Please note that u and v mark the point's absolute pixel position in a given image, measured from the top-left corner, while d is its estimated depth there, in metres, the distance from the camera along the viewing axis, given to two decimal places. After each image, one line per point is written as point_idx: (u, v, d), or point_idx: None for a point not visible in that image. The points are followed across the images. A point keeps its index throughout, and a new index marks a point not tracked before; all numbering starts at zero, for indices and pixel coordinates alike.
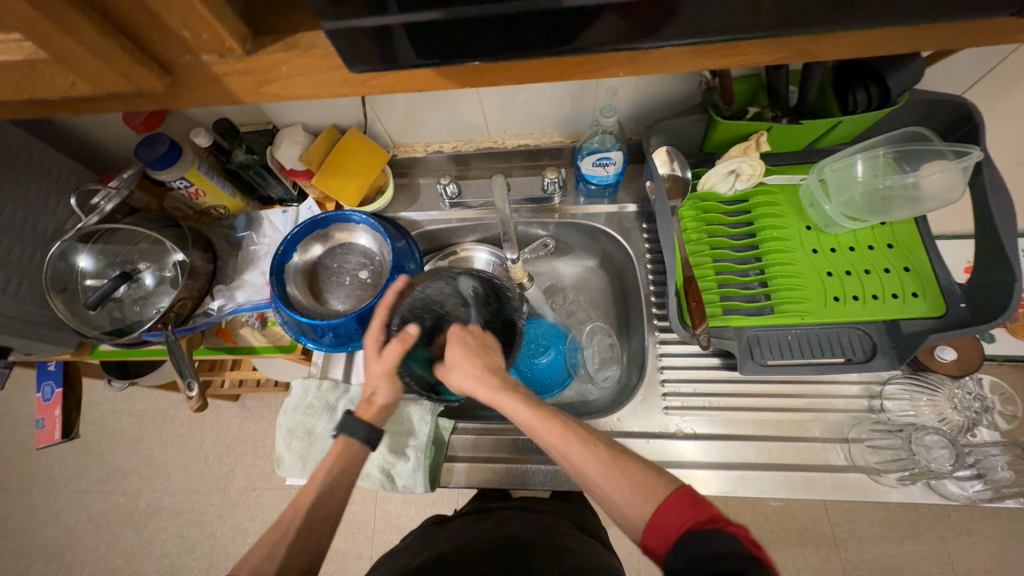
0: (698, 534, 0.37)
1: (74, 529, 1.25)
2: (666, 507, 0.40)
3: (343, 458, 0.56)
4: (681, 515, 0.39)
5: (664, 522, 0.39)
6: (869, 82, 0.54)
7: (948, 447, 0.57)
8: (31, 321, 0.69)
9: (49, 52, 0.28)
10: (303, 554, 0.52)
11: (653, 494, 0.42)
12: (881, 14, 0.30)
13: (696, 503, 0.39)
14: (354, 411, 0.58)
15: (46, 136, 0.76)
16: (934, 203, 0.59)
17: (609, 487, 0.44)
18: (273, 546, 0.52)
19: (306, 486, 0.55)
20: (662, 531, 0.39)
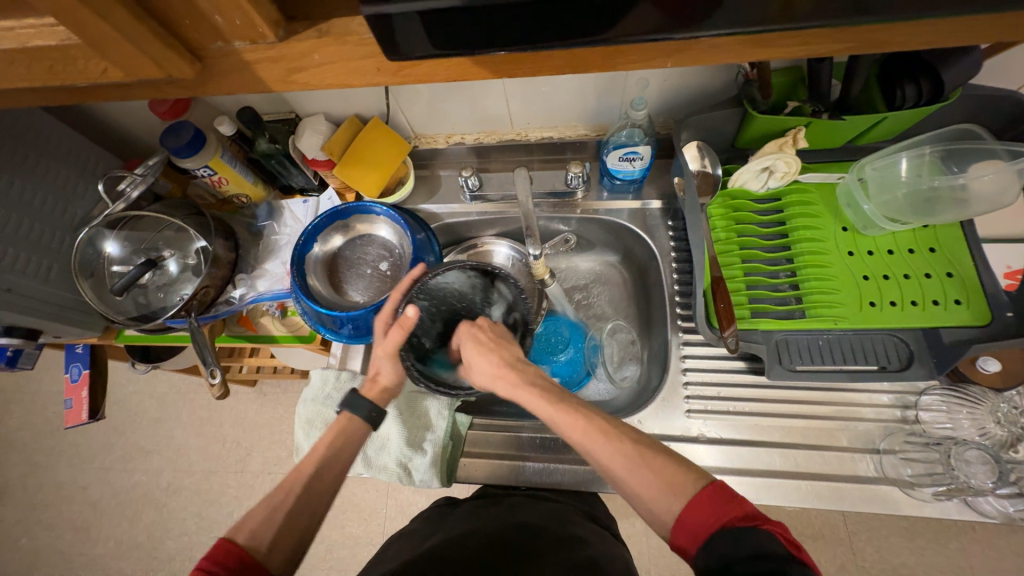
0: (728, 535, 0.35)
1: (98, 505, 1.29)
2: (698, 504, 0.37)
3: (346, 433, 0.57)
4: (712, 514, 0.36)
5: (694, 520, 0.37)
6: (920, 76, 0.50)
7: (990, 463, 0.55)
8: (59, 304, 0.70)
9: (83, 37, 0.28)
10: (302, 521, 0.50)
11: (682, 487, 0.40)
12: (957, 2, 0.28)
13: (728, 501, 0.37)
14: (360, 390, 0.60)
15: (75, 122, 0.77)
16: (984, 206, 0.55)
17: (636, 480, 0.42)
18: (271, 513, 0.49)
19: (307, 456, 0.55)
20: (690, 530, 0.37)
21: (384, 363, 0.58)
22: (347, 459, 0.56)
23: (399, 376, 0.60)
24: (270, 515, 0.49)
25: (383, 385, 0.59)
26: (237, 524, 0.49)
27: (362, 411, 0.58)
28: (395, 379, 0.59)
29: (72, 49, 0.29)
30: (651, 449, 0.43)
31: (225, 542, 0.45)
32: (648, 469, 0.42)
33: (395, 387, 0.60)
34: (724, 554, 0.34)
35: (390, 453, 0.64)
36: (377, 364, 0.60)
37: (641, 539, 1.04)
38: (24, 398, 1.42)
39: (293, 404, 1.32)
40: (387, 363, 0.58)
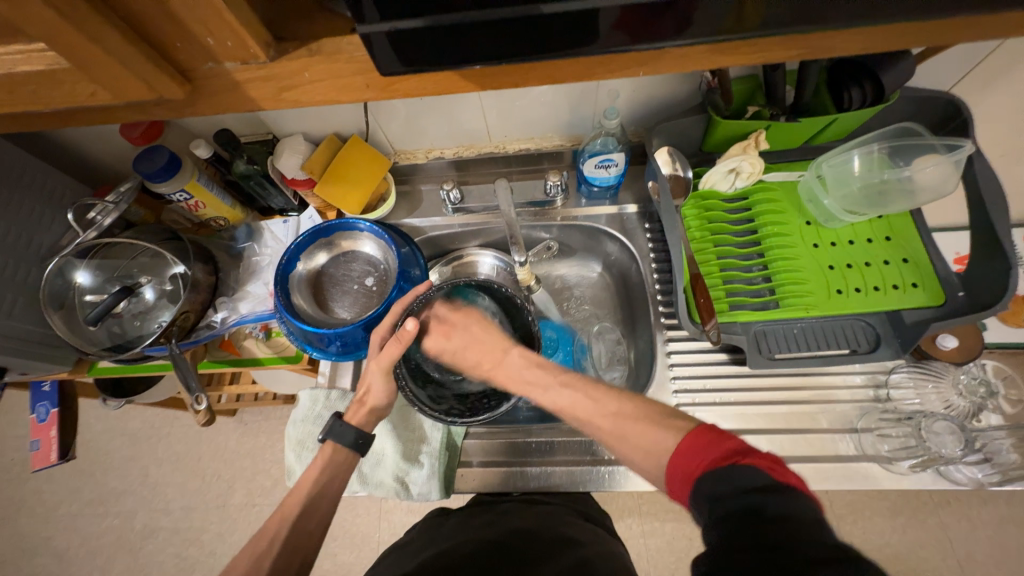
0: (713, 472, 0.33)
1: (66, 555, 1.21)
2: (685, 449, 0.37)
3: (332, 463, 0.57)
4: (695, 456, 0.35)
5: (681, 465, 0.36)
6: (864, 79, 0.55)
7: (956, 432, 0.59)
8: (26, 338, 0.67)
9: (73, 62, 0.28)
10: (293, 563, 0.50)
11: (678, 435, 0.39)
12: (890, 10, 0.31)
13: (717, 439, 0.36)
14: (345, 416, 0.59)
15: (40, 151, 0.75)
16: (929, 194, 0.60)
17: (631, 431, 0.43)
18: (257, 558, 0.50)
19: (293, 495, 0.55)
20: (679, 477, 0.36)
21: (374, 379, 0.58)
22: (336, 489, 0.56)
23: (387, 396, 0.59)
24: (256, 563, 0.50)
25: (371, 405, 0.59)
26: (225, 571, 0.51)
27: (342, 438, 0.57)
28: (383, 398, 0.59)
29: (60, 73, 0.29)
30: (652, 411, 0.44)
31: None
32: (640, 424, 0.43)
33: (383, 408, 0.60)
34: (710, 492, 0.33)
35: (387, 468, 0.63)
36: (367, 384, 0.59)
37: (639, 541, 1.04)
38: None
39: (275, 432, 1.28)
40: (380, 380, 0.57)
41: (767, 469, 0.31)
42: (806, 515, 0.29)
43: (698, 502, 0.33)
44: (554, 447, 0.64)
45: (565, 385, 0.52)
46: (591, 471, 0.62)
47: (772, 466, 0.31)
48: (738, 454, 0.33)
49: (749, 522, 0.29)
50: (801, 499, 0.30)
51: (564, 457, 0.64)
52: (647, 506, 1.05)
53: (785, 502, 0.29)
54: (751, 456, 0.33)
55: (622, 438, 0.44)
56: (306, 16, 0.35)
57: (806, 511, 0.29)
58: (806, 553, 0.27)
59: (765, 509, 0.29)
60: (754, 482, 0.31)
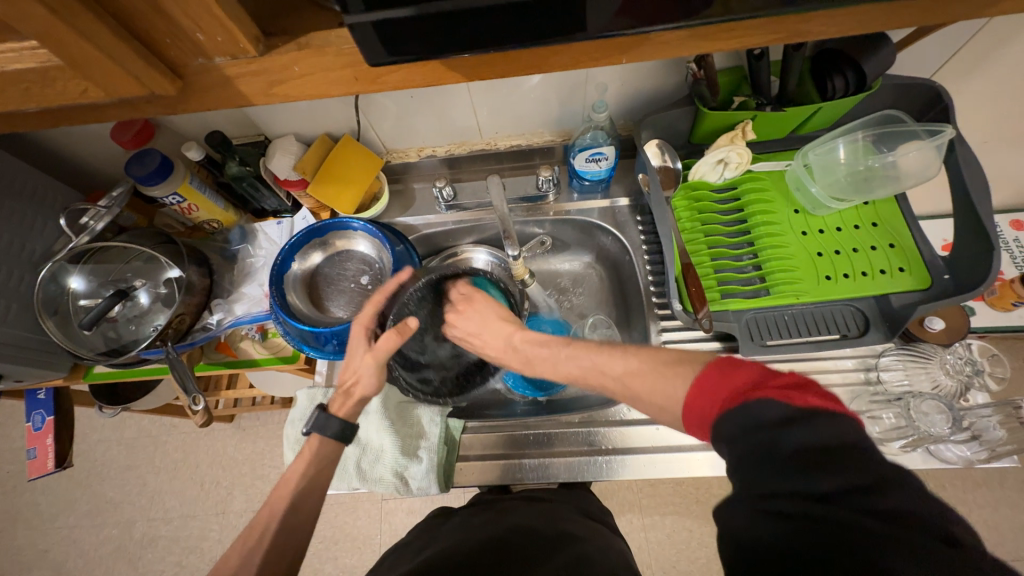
0: (727, 410, 0.34)
1: (65, 566, 1.20)
2: (698, 391, 0.37)
3: (318, 457, 0.57)
4: (711, 395, 0.36)
5: (697, 406, 0.37)
6: (846, 69, 0.56)
7: (944, 411, 0.61)
8: (20, 345, 0.67)
9: (65, 59, 0.28)
10: (284, 554, 0.51)
11: (686, 379, 0.40)
12: None
13: (726, 375, 0.36)
14: (330, 407, 0.58)
15: (32, 157, 0.75)
16: (913, 180, 0.61)
17: (639, 387, 0.44)
18: (249, 551, 0.51)
19: (280, 489, 0.55)
20: (698, 415, 0.37)
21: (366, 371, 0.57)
22: (324, 481, 0.56)
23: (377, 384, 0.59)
24: (247, 556, 0.51)
25: (361, 396, 0.59)
26: (219, 564, 0.51)
27: (333, 432, 0.57)
28: (373, 387, 0.59)
29: (53, 71, 0.30)
30: (656, 361, 0.44)
31: None
32: (648, 376, 0.43)
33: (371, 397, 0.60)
34: (728, 432, 0.33)
35: (386, 464, 0.63)
36: (356, 373, 0.58)
37: (640, 534, 1.05)
38: None
39: (274, 436, 1.27)
40: (372, 371, 0.57)
41: (783, 396, 0.31)
42: (831, 439, 0.29)
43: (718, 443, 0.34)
44: (553, 438, 0.65)
45: (572, 356, 0.53)
46: (590, 462, 0.63)
47: (790, 391, 0.31)
48: (751, 388, 0.33)
49: (771, 457, 0.30)
50: (827, 420, 0.29)
51: (562, 448, 0.64)
52: (646, 499, 1.06)
53: (809, 432, 0.29)
54: (764, 387, 0.33)
55: (636, 399, 0.44)
56: (296, 10, 0.35)
57: (830, 435, 0.29)
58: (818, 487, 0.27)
59: (786, 444, 0.29)
60: (773, 415, 0.30)
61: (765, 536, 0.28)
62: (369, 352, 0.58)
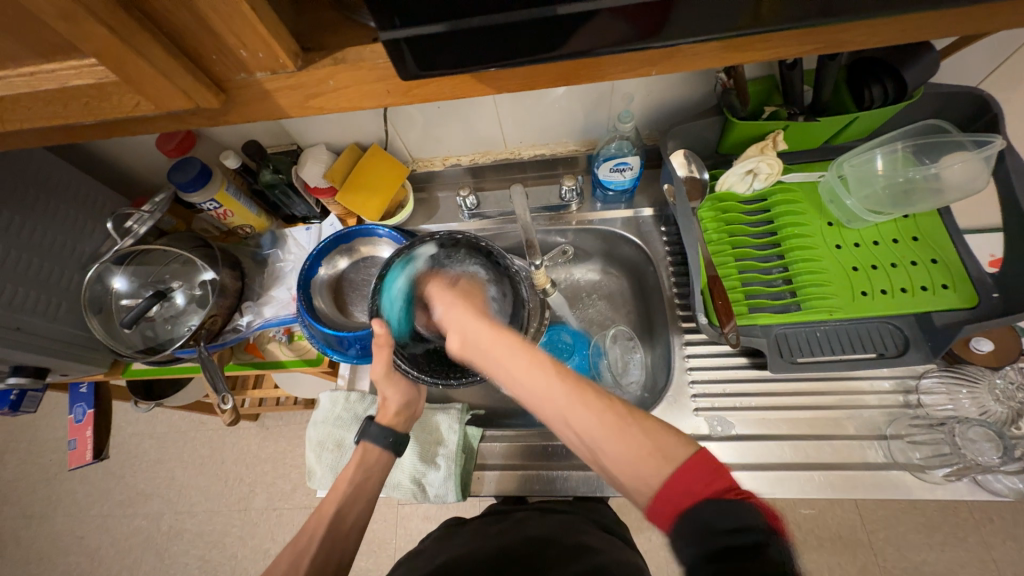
0: (715, 505, 0.33)
1: (97, 554, 1.25)
2: (683, 471, 0.35)
3: (364, 464, 0.59)
4: (697, 482, 0.34)
5: (677, 488, 0.35)
6: (884, 77, 0.54)
7: (994, 439, 0.57)
8: (66, 341, 0.71)
9: (119, 75, 0.30)
10: (332, 559, 0.53)
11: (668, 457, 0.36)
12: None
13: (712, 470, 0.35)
14: (375, 418, 0.61)
15: (84, 164, 0.80)
16: (958, 193, 0.58)
17: (614, 448, 0.38)
18: (297, 555, 0.53)
19: (329, 497, 0.57)
20: (676, 495, 0.35)
21: (388, 387, 0.60)
22: (369, 490, 0.58)
23: (405, 396, 0.61)
24: (297, 558, 0.53)
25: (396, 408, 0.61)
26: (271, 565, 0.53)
27: (377, 440, 0.59)
28: (403, 400, 0.61)
29: (108, 86, 0.31)
30: (639, 416, 0.40)
31: None
32: (635, 432, 0.38)
33: (408, 406, 0.62)
34: (701, 527, 0.33)
35: (405, 469, 0.64)
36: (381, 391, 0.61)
37: (659, 552, 1.02)
38: (18, 448, 1.39)
39: (295, 436, 1.30)
40: (393, 387, 0.60)
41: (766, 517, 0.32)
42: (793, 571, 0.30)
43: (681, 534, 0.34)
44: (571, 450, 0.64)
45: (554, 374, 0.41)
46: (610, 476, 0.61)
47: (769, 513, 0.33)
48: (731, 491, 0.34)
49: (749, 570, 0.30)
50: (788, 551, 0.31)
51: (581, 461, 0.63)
52: None
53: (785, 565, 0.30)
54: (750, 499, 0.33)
55: (621, 468, 0.38)
56: (333, 27, 0.37)
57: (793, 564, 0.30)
58: None
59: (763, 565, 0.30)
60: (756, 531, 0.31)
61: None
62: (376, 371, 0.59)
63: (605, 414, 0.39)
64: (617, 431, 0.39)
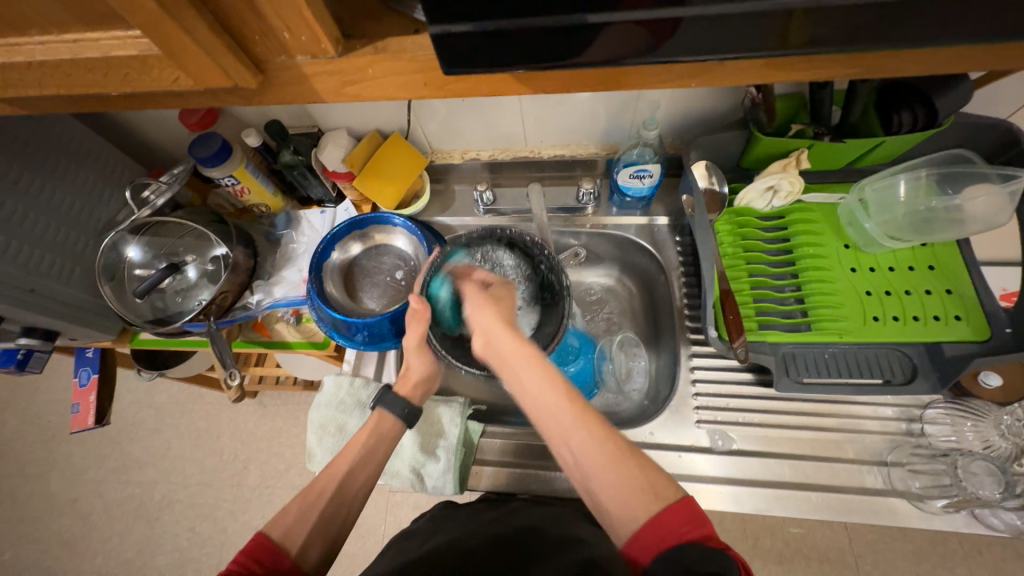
0: (700, 548, 0.34)
1: (89, 518, 1.26)
2: (673, 513, 0.37)
3: (380, 430, 0.58)
4: (687, 525, 0.36)
5: (664, 525, 0.37)
6: (915, 103, 0.54)
7: (996, 474, 0.57)
8: (79, 306, 0.72)
9: (163, 50, 0.30)
10: (337, 519, 0.51)
11: (659, 497, 0.39)
12: (968, 34, 0.30)
13: (697, 518, 0.37)
14: (393, 387, 0.62)
15: (105, 132, 0.80)
16: (979, 225, 0.58)
17: (610, 477, 0.41)
18: (306, 508, 0.51)
19: (341, 456, 0.56)
20: (661, 533, 0.36)
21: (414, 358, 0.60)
22: (382, 456, 0.57)
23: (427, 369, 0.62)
24: (304, 513, 0.50)
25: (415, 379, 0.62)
26: (274, 518, 0.49)
27: (392, 408, 0.59)
28: (424, 371, 0.61)
29: (150, 59, 0.32)
30: (636, 450, 0.42)
31: (262, 536, 0.47)
32: (632, 466, 0.41)
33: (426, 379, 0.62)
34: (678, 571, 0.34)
35: (405, 458, 0.64)
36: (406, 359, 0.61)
37: None
38: (18, 407, 1.40)
39: (292, 416, 1.31)
40: (416, 357, 0.60)
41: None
42: None
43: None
44: None
45: (562, 389, 0.45)
46: None
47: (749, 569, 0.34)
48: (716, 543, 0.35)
49: None
50: None
51: None
52: None
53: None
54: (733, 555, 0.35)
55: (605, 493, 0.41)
56: (374, 16, 0.37)
57: None
58: None
59: None
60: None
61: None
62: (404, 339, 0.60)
63: (606, 443, 0.42)
64: (615, 466, 0.41)
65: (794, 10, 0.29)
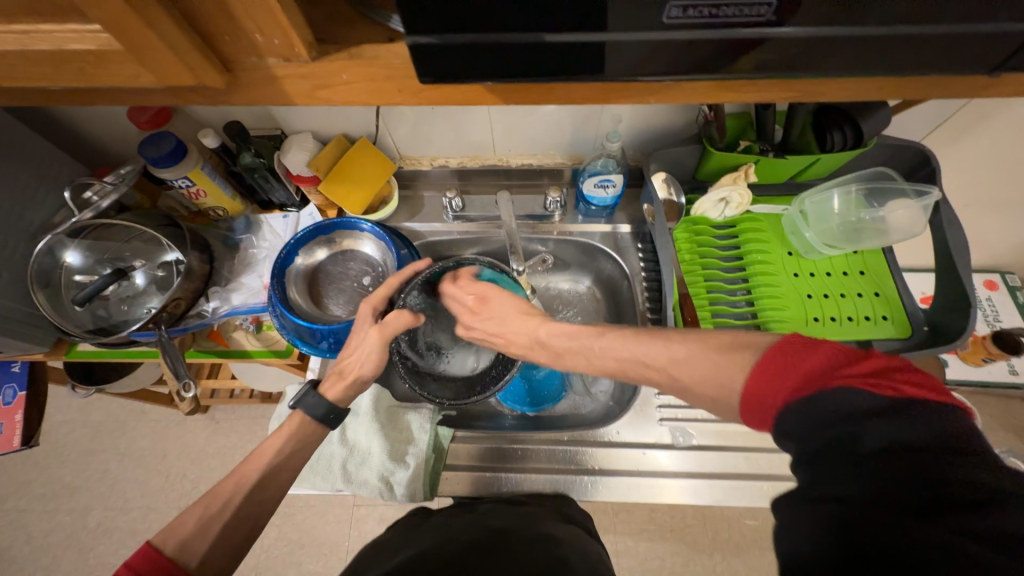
0: (811, 392, 0.29)
1: (8, 552, 1.14)
2: (772, 367, 0.32)
3: (299, 435, 0.56)
4: (787, 371, 0.31)
5: (768, 384, 0.32)
6: (844, 125, 0.60)
7: None
8: (7, 315, 0.66)
9: (124, 45, 0.29)
10: (242, 531, 0.50)
11: (743, 365, 0.34)
12: (886, 67, 0.34)
13: (803, 350, 0.32)
14: (323, 384, 0.58)
15: (42, 128, 0.74)
16: (900, 235, 0.65)
17: (683, 375, 0.39)
18: (208, 519, 0.49)
19: (252, 460, 0.54)
20: (765, 391, 0.32)
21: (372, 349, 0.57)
22: (298, 461, 0.56)
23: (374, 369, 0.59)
24: (205, 524, 0.48)
25: (354, 377, 0.58)
26: (169, 528, 0.48)
27: (314, 410, 0.57)
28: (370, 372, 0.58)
29: (110, 55, 0.31)
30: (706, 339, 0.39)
31: (149, 546, 0.46)
32: (706, 351, 0.38)
33: (365, 380, 0.59)
34: (797, 430, 0.30)
35: (373, 468, 0.63)
36: (361, 350, 0.57)
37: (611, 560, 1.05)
38: None
39: (247, 431, 1.24)
40: (374, 348, 0.57)
41: (866, 386, 0.28)
42: (931, 438, 0.26)
43: (785, 431, 0.30)
44: (537, 455, 0.65)
45: (611, 348, 0.46)
46: (573, 481, 0.63)
47: (875, 377, 0.29)
48: (835, 372, 0.29)
49: (893, 460, 0.26)
50: (923, 419, 0.26)
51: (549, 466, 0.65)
52: (621, 524, 1.04)
53: (899, 423, 0.27)
54: (845, 374, 0.29)
55: (687, 392, 0.39)
56: (347, 22, 0.37)
57: (925, 433, 0.26)
58: (933, 492, 0.25)
59: (867, 440, 0.27)
60: (867, 405, 0.27)
61: (861, 534, 0.25)
62: (374, 328, 0.57)
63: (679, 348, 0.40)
64: (698, 358, 0.38)
65: (742, 38, 0.32)
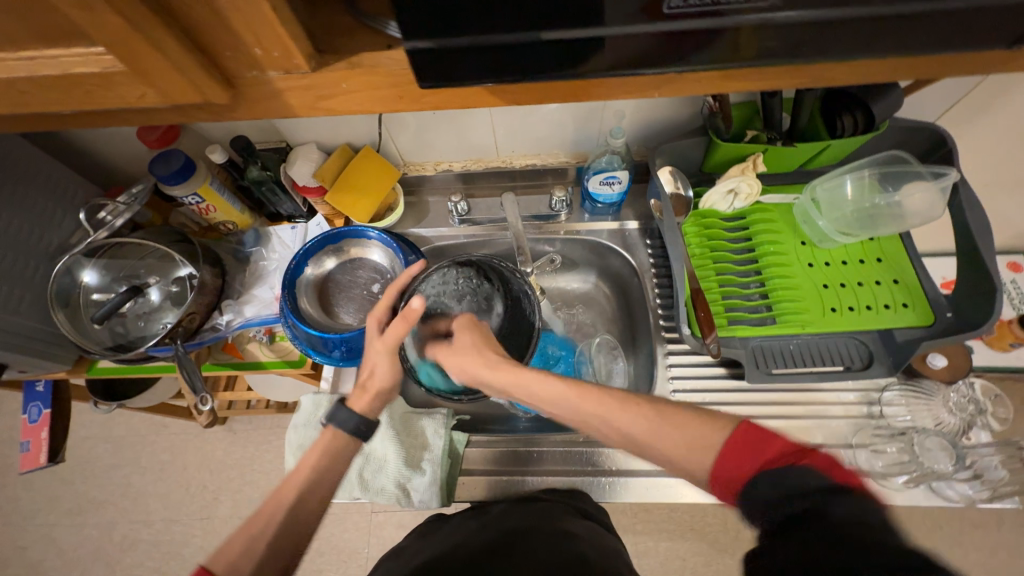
0: (768, 472, 0.38)
1: (40, 566, 1.17)
2: (736, 448, 0.41)
3: (330, 450, 0.55)
4: (747, 455, 0.40)
5: (729, 464, 0.40)
6: (855, 108, 0.59)
7: (948, 448, 0.62)
8: (30, 336, 0.68)
9: (128, 65, 0.30)
10: (286, 551, 0.50)
11: (720, 431, 0.43)
12: (898, 48, 0.33)
13: (760, 437, 0.40)
14: (348, 401, 0.58)
15: (56, 152, 0.76)
16: (918, 219, 0.63)
17: (654, 446, 0.44)
18: (249, 543, 0.49)
19: (289, 481, 0.53)
20: (728, 472, 0.40)
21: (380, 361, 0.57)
22: (333, 476, 0.55)
23: (391, 377, 0.58)
24: (249, 544, 0.49)
25: (376, 390, 0.58)
26: (218, 550, 0.49)
27: (346, 425, 0.56)
28: (388, 380, 0.58)
29: (115, 76, 0.31)
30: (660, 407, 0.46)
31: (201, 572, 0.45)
32: (680, 417, 0.45)
33: (388, 390, 0.58)
34: (765, 497, 0.37)
35: (389, 474, 0.63)
36: (372, 363, 0.58)
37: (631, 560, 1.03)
38: None
39: (265, 441, 1.26)
40: (384, 359, 0.57)
41: (818, 471, 0.37)
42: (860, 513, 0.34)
43: (748, 511, 0.38)
44: (552, 456, 0.65)
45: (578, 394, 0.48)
46: (590, 482, 0.63)
47: (829, 466, 0.37)
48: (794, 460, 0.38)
49: (818, 521, 0.34)
50: (857, 496, 0.35)
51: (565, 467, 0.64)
52: (640, 524, 1.02)
53: (843, 501, 0.34)
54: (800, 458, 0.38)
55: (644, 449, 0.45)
56: (346, 30, 0.37)
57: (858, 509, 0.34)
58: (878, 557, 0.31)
59: (830, 512, 0.34)
60: (817, 485, 0.35)
61: None
62: (380, 340, 0.57)
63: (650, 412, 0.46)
64: (663, 423, 0.45)
65: (746, 26, 0.31)
